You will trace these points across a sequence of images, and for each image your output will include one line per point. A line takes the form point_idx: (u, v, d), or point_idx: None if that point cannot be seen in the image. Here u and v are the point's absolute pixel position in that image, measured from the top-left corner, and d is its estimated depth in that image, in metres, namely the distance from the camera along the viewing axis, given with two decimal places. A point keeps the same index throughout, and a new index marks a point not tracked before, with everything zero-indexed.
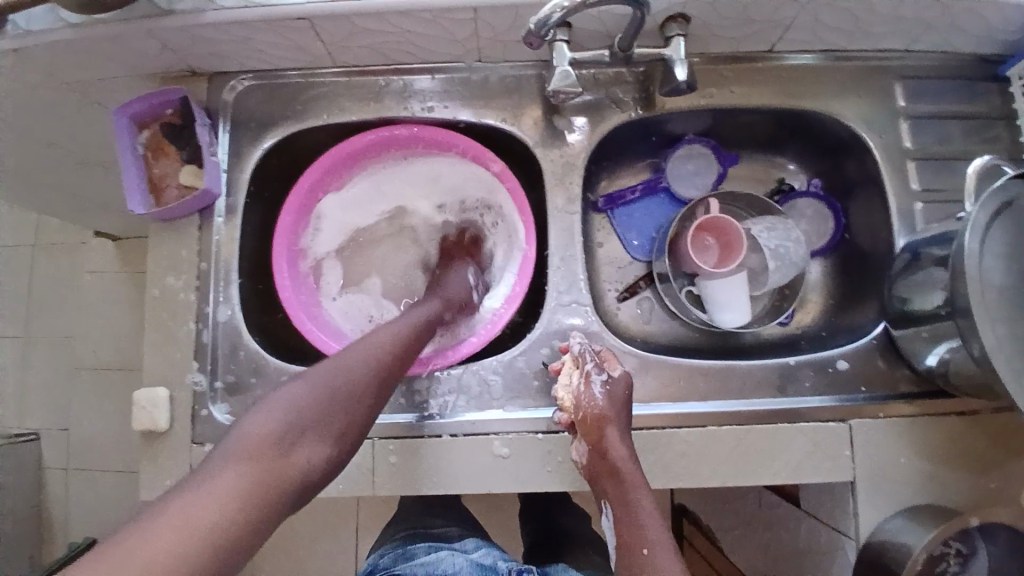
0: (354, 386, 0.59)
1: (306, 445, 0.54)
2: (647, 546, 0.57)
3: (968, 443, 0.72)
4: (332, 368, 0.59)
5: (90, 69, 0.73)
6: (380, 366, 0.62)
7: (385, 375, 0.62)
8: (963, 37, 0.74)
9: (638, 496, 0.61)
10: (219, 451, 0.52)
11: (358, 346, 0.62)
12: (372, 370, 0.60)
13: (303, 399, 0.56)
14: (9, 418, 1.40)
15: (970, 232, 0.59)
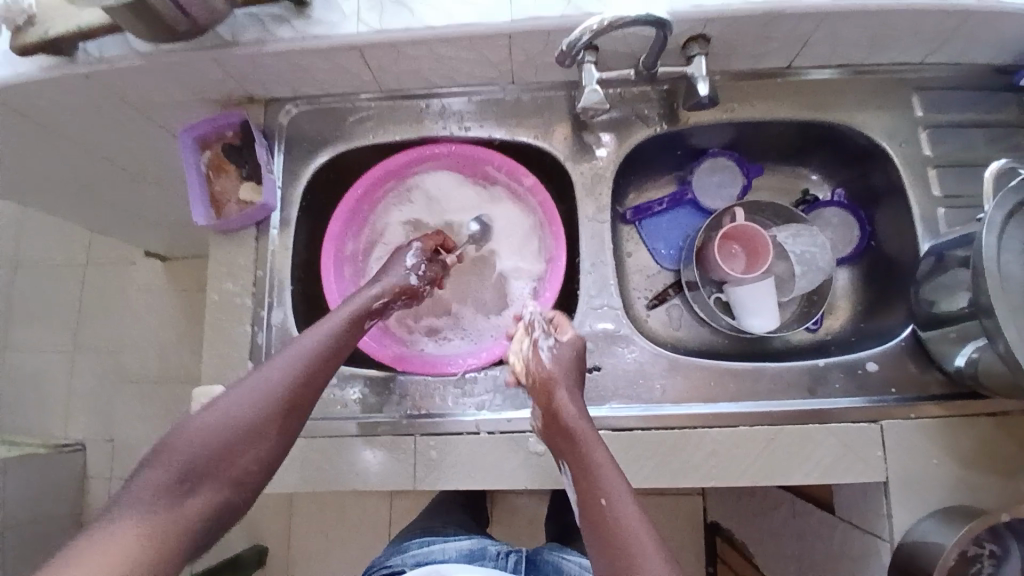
0: (254, 419, 0.57)
1: (201, 489, 0.53)
2: (601, 488, 0.57)
3: (1000, 444, 0.72)
4: (234, 401, 0.57)
5: (162, 96, 0.81)
6: (293, 390, 0.60)
7: (296, 399, 0.60)
8: (980, 48, 0.77)
9: (589, 445, 0.61)
10: (112, 506, 0.50)
11: (267, 372, 0.60)
12: (280, 397, 0.59)
13: (195, 444, 0.54)
14: (56, 427, 1.46)
15: (988, 232, 0.61)
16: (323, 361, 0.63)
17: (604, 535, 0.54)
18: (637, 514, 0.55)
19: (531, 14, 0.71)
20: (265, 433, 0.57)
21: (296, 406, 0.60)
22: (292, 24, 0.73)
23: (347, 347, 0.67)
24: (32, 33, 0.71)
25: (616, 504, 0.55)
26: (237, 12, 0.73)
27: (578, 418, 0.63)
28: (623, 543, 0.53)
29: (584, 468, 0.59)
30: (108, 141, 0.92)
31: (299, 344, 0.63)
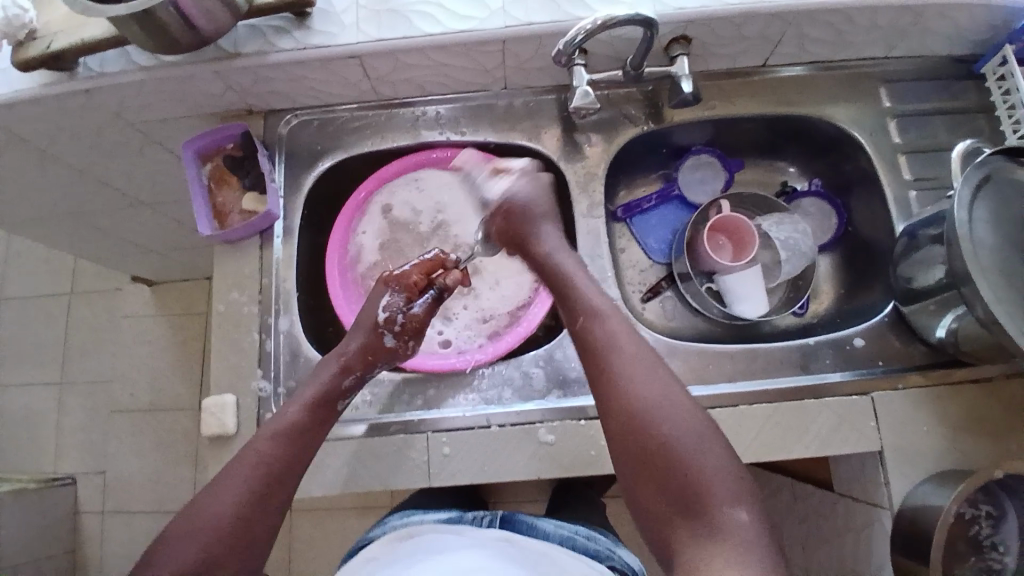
0: (221, 538, 0.58)
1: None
2: (624, 391, 0.61)
3: (986, 407, 0.76)
4: (189, 530, 0.58)
5: (161, 110, 0.83)
6: (251, 507, 0.60)
7: (257, 510, 0.60)
8: (936, 40, 0.83)
9: (608, 347, 0.64)
10: None
11: (224, 492, 0.60)
12: (240, 514, 0.59)
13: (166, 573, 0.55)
14: (44, 462, 1.41)
15: (958, 206, 0.66)
16: (283, 458, 0.64)
17: (636, 426, 0.59)
18: (665, 403, 0.60)
19: (524, 20, 0.75)
20: (233, 555, 0.58)
21: (257, 520, 0.60)
22: (292, 35, 0.76)
23: (310, 437, 0.67)
24: (34, 47, 0.73)
25: (641, 398, 0.60)
26: (238, 25, 0.76)
27: (594, 317, 0.66)
28: (656, 436, 0.58)
29: (607, 373, 0.63)
30: (104, 162, 0.93)
31: (254, 448, 0.63)
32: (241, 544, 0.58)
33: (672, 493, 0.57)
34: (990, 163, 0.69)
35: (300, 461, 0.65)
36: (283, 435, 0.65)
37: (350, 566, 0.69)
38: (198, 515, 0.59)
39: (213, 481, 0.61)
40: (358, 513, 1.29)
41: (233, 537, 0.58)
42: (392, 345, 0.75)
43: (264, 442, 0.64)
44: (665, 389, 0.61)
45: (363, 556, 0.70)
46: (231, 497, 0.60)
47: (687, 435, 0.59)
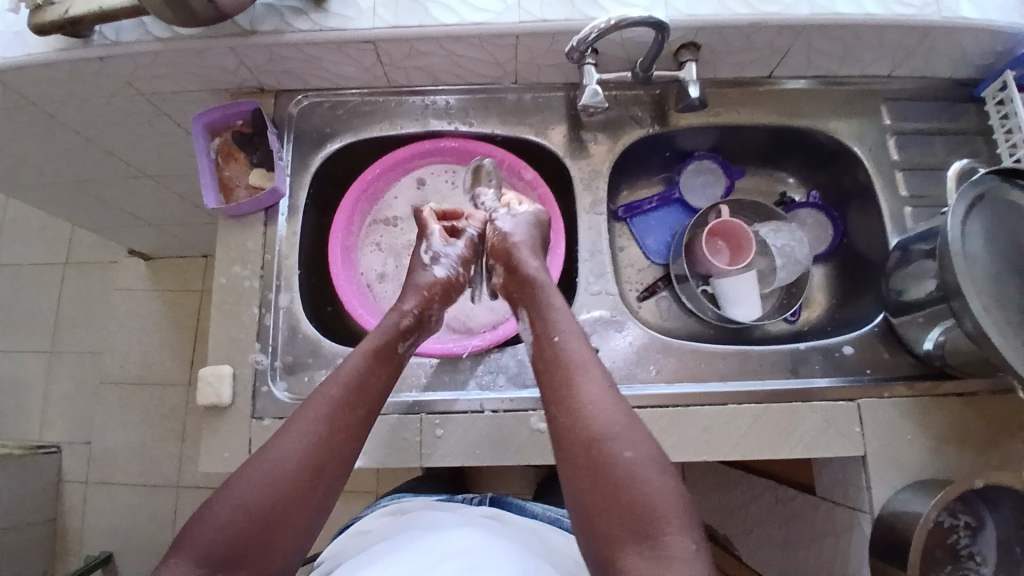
0: (293, 484, 0.58)
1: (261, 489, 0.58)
2: (582, 410, 0.60)
3: (968, 420, 0.77)
4: (254, 475, 0.59)
5: (173, 82, 0.83)
6: (323, 454, 0.60)
7: (333, 439, 0.61)
8: (939, 62, 0.85)
9: (574, 367, 0.64)
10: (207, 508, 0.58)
11: (296, 438, 0.60)
12: (313, 443, 0.60)
13: (234, 488, 0.58)
14: (29, 432, 1.40)
15: (951, 222, 0.68)
16: (354, 407, 0.64)
17: (596, 448, 0.58)
18: (621, 425, 0.59)
19: (539, 16, 0.76)
20: (304, 499, 0.59)
21: (327, 467, 0.60)
22: (309, 16, 0.77)
23: (377, 388, 0.66)
24: (52, 12, 0.73)
25: (604, 418, 0.59)
26: (257, 3, 0.77)
27: (558, 339, 0.66)
28: (611, 456, 0.57)
29: (568, 396, 0.62)
30: (112, 132, 0.93)
31: (323, 395, 0.64)
32: (310, 491, 0.59)
33: (624, 520, 0.55)
34: (985, 181, 0.72)
35: (368, 411, 0.65)
36: (348, 385, 0.65)
37: (341, 540, 0.73)
38: (265, 459, 0.59)
39: (285, 426, 0.62)
40: (342, 498, 1.29)
41: (303, 484, 0.59)
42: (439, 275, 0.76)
43: (333, 393, 0.64)
44: (623, 414, 0.60)
45: (354, 530, 0.74)
46: (301, 442, 0.60)
47: (645, 462, 0.57)
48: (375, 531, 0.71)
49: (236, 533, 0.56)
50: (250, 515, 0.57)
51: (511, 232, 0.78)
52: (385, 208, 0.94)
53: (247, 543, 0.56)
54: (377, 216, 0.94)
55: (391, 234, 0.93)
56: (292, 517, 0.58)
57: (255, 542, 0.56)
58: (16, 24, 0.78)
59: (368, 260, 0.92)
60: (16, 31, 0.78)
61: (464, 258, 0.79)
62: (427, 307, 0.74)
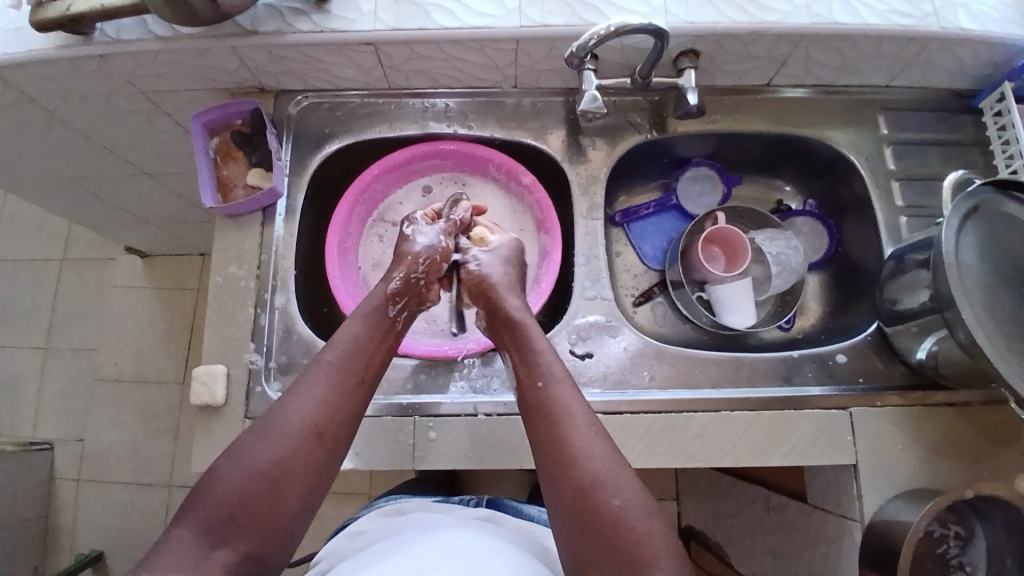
0: (299, 446, 0.60)
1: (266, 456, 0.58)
2: (571, 454, 0.59)
3: (960, 430, 0.78)
4: (260, 439, 0.59)
5: (173, 81, 0.83)
6: (326, 414, 0.62)
7: (340, 409, 0.63)
8: (936, 73, 0.86)
9: (559, 408, 0.63)
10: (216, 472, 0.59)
11: (298, 400, 0.62)
12: (320, 416, 0.61)
13: (240, 458, 0.59)
14: (22, 427, 1.40)
15: (946, 233, 0.68)
16: (355, 378, 0.65)
17: (580, 491, 0.57)
18: (609, 468, 0.58)
19: (539, 22, 0.77)
20: (308, 464, 0.60)
21: (330, 428, 0.62)
22: (310, 18, 0.77)
23: (376, 352, 0.68)
24: (53, 9, 0.73)
25: (590, 462, 0.58)
26: (258, 4, 0.77)
27: (543, 384, 0.65)
28: (600, 501, 0.56)
29: (553, 435, 0.61)
30: (110, 129, 0.93)
31: (323, 361, 0.65)
32: (315, 451, 0.60)
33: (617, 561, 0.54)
34: (980, 193, 0.72)
35: (369, 374, 0.66)
36: (347, 350, 0.66)
37: (337, 539, 0.73)
38: (267, 425, 0.60)
39: (287, 391, 0.63)
40: (334, 499, 1.29)
41: (307, 444, 0.60)
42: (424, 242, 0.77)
43: (332, 359, 0.65)
44: (609, 455, 0.59)
45: (349, 530, 0.74)
46: (302, 404, 0.62)
47: (631, 504, 0.57)
48: (371, 531, 0.71)
49: (241, 496, 0.57)
50: (254, 480, 0.57)
51: (489, 272, 0.76)
52: (394, 210, 0.95)
53: (251, 507, 0.56)
54: (386, 217, 0.94)
55: (397, 234, 0.94)
56: (294, 481, 0.59)
57: (262, 502, 0.57)
58: (16, 20, 0.78)
59: (368, 250, 0.92)
60: (17, 27, 0.78)
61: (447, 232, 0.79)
62: (413, 271, 0.75)
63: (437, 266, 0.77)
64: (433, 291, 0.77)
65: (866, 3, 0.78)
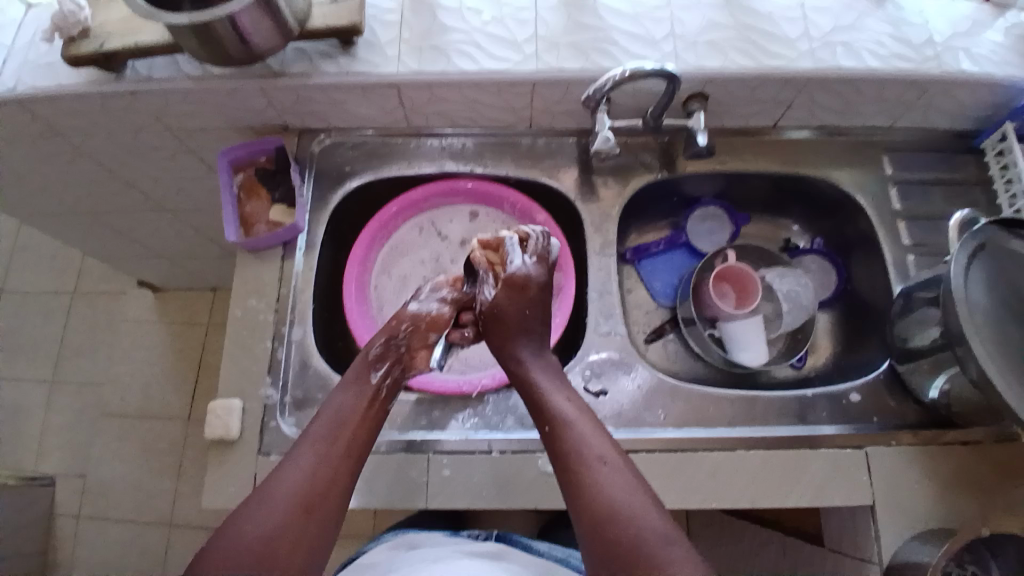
0: (294, 511, 0.57)
1: (258, 523, 0.55)
2: (603, 503, 0.57)
3: (976, 468, 0.77)
4: (254, 509, 0.57)
5: (200, 118, 0.86)
6: (315, 485, 0.59)
7: (333, 477, 0.61)
8: (938, 115, 0.89)
9: (581, 455, 0.61)
10: (207, 552, 0.54)
11: (291, 466, 0.60)
12: (312, 482, 0.59)
13: (234, 533, 0.55)
14: (23, 461, 1.38)
15: (954, 271, 0.69)
16: (341, 440, 0.63)
17: (620, 533, 0.55)
18: (643, 506, 0.57)
19: (555, 66, 0.80)
20: (303, 534, 0.56)
21: (319, 497, 0.59)
22: (337, 60, 0.81)
23: (363, 421, 0.66)
24: (85, 44, 0.76)
25: (623, 502, 0.57)
26: (287, 47, 0.81)
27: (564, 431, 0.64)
28: (640, 539, 0.55)
29: (582, 482, 0.59)
30: (133, 165, 0.96)
31: (309, 434, 0.63)
32: (309, 518, 0.57)
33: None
34: (986, 232, 0.74)
35: (359, 443, 0.64)
36: (333, 420, 0.65)
37: (347, 571, 0.72)
38: (255, 499, 0.58)
39: (278, 463, 0.61)
40: (339, 537, 1.27)
41: (297, 515, 0.57)
42: (412, 309, 0.76)
43: (319, 428, 0.64)
44: (640, 494, 0.58)
45: (360, 563, 0.73)
46: (290, 473, 0.59)
47: (670, 539, 0.55)
48: (383, 563, 0.70)
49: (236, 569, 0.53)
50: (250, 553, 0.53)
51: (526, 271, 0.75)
52: (444, 219, 0.96)
53: None
54: (436, 222, 0.97)
55: (434, 244, 0.96)
56: (292, 553, 0.55)
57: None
58: (48, 55, 0.82)
59: (406, 240, 0.96)
60: (48, 62, 0.81)
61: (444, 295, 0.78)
62: (395, 335, 0.74)
63: (423, 334, 0.76)
64: (421, 358, 0.75)
65: (868, 48, 0.82)
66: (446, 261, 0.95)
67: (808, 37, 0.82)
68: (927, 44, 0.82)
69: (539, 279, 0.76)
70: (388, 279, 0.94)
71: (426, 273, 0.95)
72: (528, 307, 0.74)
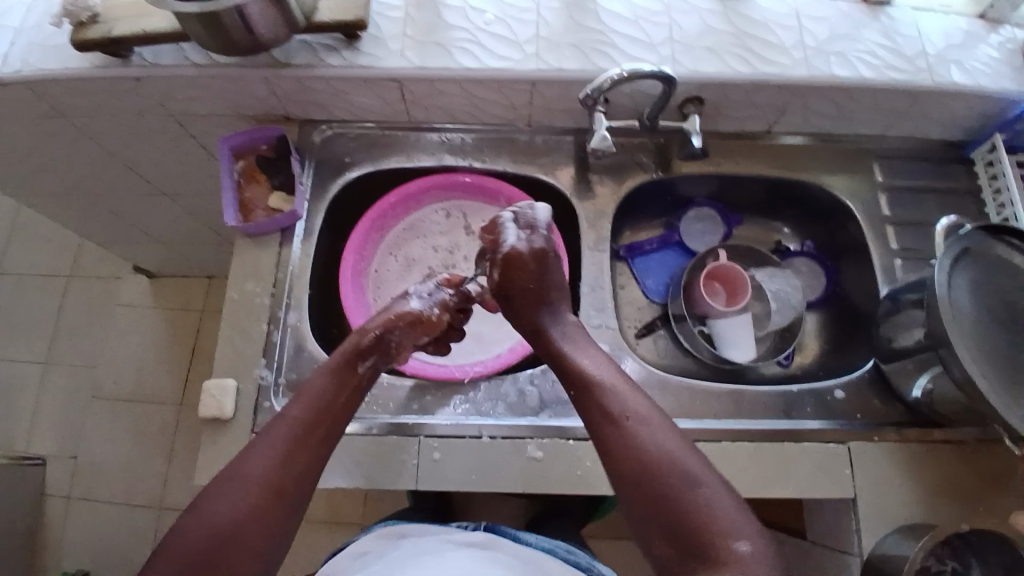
0: (262, 491, 0.58)
1: (229, 500, 0.57)
2: (637, 447, 0.59)
3: (957, 467, 0.79)
4: (226, 485, 0.58)
5: (204, 104, 0.88)
6: (288, 466, 0.60)
7: (302, 457, 0.62)
8: (928, 124, 0.91)
9: (615, 401, 0.63)
10: (184, 524, 0.57)
11: (260, 448, 0.61)
12: (281, 462, 0.60)
13: (212, 507, 0.57)
14: (14, 443, 1.39)
15: (939, 274, 0.71)
16: (316, 422, 0.64)
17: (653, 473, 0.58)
18: (675, 444, 0.59)
19: (553, 66, 0.82)
20: (272, 512, 0.58)
21: (290, 482, 0.60)
22: (341, 54, 0.82)
23: (340, 407, 0.67)
24: (93, 29, 0.78)
25: (652, 444, 0.59)
26: (292, 39, 0.82)
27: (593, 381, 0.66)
28: (674, 476, 0.57)
29: (616, 428, 0.61)
30: (134, 148, 0.97)
31: (289, 414, 0.64)
32: (278, 498, 0.59)
33: (677, 552, 0.55)
34: (970, 237, 0.75)
35: (332, 431, 0.65)
36: (311, 401, 0.66)
37: (336, 560, 0.72)
38: (230, 475, 0.59)
39: (251, 442, 0.62)
40: (329, 528, 1.28)
41: (268, 497, 0.58)
42: (417, 304, 0.78)
43: (296, 408, 0.64)
44: (671, 437, 0.60)
45: (349, 553, 0.73)
46: (265, 456, 0.60)
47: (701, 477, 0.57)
48: (372, 553, 0.71)
49: (207, 541, 0.55)
50: (218, 529, 0.56)
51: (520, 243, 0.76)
52: (476, 216, 0.97)
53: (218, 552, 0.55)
54: (465, 213, 0.98)
55: (456, 236, 0.98)
56: (261, 527, 0.57)
57: (228, 555, 0.55)
58: (55, 37, 0.83)
59: (425, 220, 0.98)
60: (55, 44, 0.82)
61: (445, 299, 0.81)
62: (390, 329, 0.74)
63: (417, 330, 0.77)
64: (404, 354, 0.77)
65: (860, 57, 0.84)
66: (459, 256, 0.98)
67: (802, 45, 0.84)
68: (919, 56, 0.85)
69: (533, 247, 0.76)
70: (394, 261, 0.96)
71: (435, 262, 0.97)
72: (535, 282, 0.75)
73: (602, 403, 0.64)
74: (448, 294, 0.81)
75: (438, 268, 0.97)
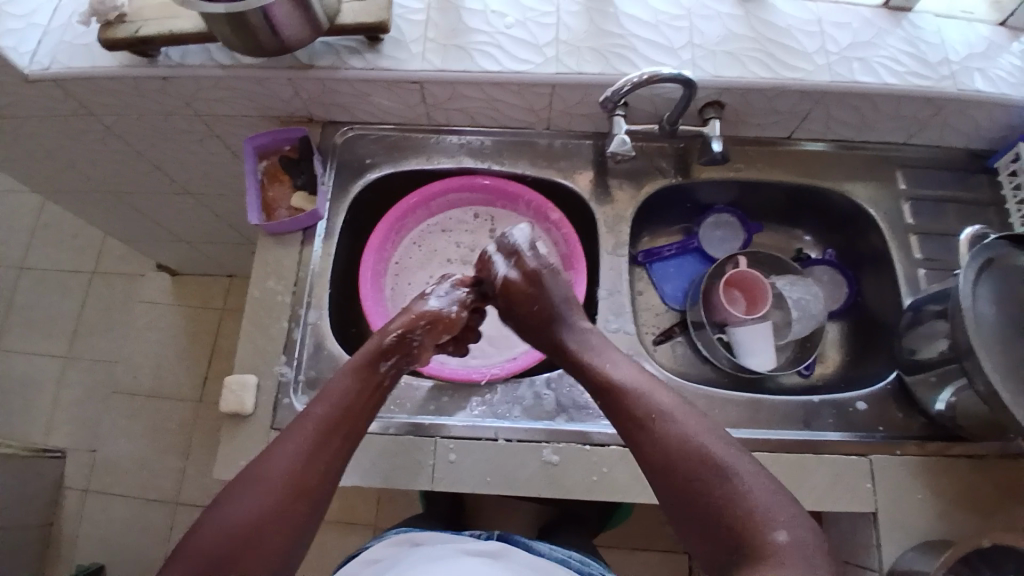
0: (284, 491, 0.58)
1: (252, 500, 0.57)
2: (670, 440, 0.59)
3: (980, 482, 0.78)
4: (248, 485, 0.58)
5: (229, 105, 0.89)
6: (309, 467, 0.60)
7: (322, 458, 0.62)
8: (953, 133, 0.90)
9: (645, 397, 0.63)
10: (208, 524, 0.57)
11: (282, 448, 0.61)
12: (302, 462, 0.60)
13: (235, 506, 0.57)
14: (34, 435, 1.41)
15: (963, 285, 0.70)
16: (336, 423, 0.64)
17: (687, 464, 0.57)
18: (709, 436, 0.58)
19: (574, 70, 0.82)
20: (294, 511, 0.58)
21: (310, 484, 0.60)
22: (364, 55, 0.83)
23: (361, 409, 0.67)
24: (122, 29, 0.79)
25: (684, 436, 0.59)
26: (317, 41, 0.83)
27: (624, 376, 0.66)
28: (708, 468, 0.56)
29: (647, 421, 0.61)
30: (159, 147, 0.99)
31: (310, 414, 0.64)
32: (300, 498, 0.59)
33: (718, 542, 0.54)
34: (995, 248, 0.74)
35: (354, 431, 0.65)
36: (332, 402, 0.66)
37: (350, 566, 0.72)
38: (252, 476, 0.59)
39: (274, 442, 0.62)
40: (341, 528, 1.29)
41: (289, 498, 0.58)
42: (435, 304, 0.78)
43: (319, 409, 0.65)
44: (703, 430, 0.59)
45: (362, 559, 0.73)
46: (286, 457, 0.60)
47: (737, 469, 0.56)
48: (385, 560, 0.71)
49: (231, 540, 0.55)
50: (242, 528, 0.56)
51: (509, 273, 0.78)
52: (501, 221, 0.98)
53: (241, 553, 0.55)
54: (492, 218, 0.99)
55: (482, 237, 0.99)
56: (284, 527, 0.57)
57: (248, 551, 0.55)
58: (85, 37, 0.84)
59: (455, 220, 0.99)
60: (85, 43, 0.84)
61: (464, 299, 0.81)
62: (411, 330, 0.75)
63: (437, 330, 0.77)
64: (426, 354, 0.77)
65: (886, 64, 0.83)
66: (478, 256, 0.98)
67: (826, 51, 0.84)
68: (944, 63, 0.84)
69: (524, 273, 0.77)
70: (418, 251, 0.98)
71: (455, 256, 0.99)
72: (535, 304, 0.76)
73: (632, 398, 0.63)
74: (466, 293, 0.81)
75: (456, 262, 0.98)
